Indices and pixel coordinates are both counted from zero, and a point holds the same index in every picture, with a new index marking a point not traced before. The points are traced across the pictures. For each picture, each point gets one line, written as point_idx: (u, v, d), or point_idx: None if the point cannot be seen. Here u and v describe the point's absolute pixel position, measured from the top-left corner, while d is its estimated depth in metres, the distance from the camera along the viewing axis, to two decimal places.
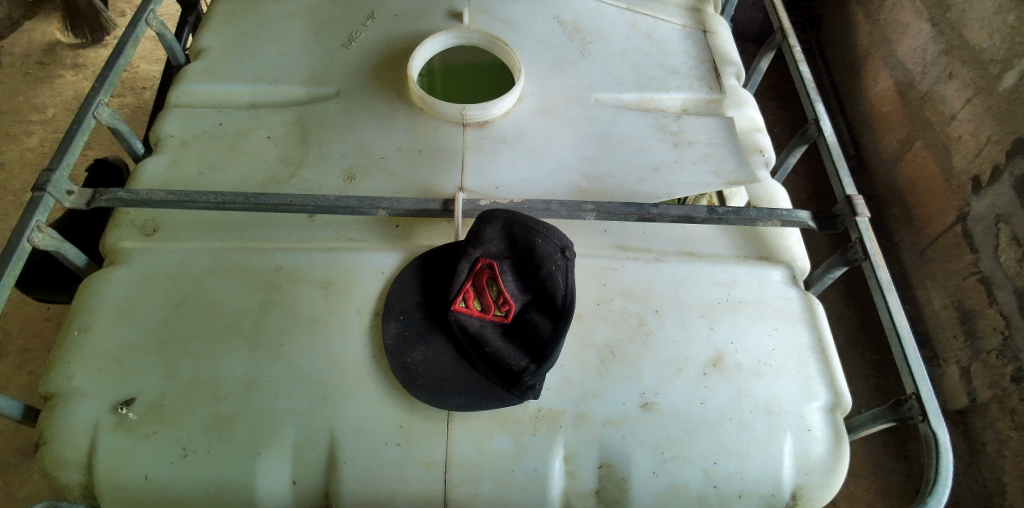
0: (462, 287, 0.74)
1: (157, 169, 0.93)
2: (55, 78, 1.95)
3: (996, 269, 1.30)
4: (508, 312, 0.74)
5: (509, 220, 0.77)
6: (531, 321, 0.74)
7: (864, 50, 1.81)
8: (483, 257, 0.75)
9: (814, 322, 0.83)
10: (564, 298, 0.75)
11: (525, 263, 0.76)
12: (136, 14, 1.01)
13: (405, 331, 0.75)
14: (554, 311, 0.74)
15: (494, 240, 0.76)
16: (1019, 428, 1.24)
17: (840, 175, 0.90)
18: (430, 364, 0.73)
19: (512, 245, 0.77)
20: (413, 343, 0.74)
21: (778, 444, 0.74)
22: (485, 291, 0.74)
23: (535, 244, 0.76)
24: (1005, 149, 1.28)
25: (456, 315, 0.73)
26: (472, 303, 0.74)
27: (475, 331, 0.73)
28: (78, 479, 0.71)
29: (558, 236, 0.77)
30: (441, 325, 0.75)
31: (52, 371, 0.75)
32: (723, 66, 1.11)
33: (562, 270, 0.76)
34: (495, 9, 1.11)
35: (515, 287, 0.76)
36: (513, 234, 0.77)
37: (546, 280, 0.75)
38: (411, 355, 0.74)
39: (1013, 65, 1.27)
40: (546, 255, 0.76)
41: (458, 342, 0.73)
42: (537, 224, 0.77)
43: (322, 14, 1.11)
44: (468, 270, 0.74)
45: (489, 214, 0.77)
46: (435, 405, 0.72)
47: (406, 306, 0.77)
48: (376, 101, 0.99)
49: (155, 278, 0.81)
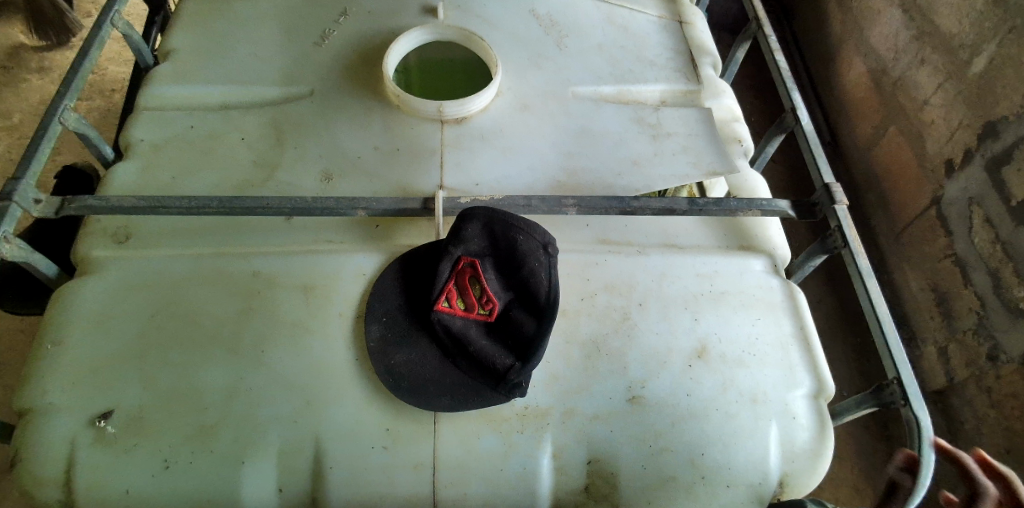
0: (445, 287, 0.73)
1: (128, 175, 0.90)
2: (19, 81, 1.89)
3: (970, 250, 1.33)
4: (492, 311, 0.74)
5: (489, 218, 0.76)
6: (515, 319, 0.74)
7: (837, 37, 1.83)
8: (465, 256, 0.74)
9: (796, 309, 0.84)
10: (549, 296, 0.74)
11: (508, 261, 0.76)
12: (101, 16, 0.98)
13: (387, 333, 0.75)
14: (538, 308, 0.74)
15: (476, 238, 0.76)
16: (994, 406, 1.27)
17: (818, 163, 0.90)
18: (413, 366, 0.72)
19: (493, 243, 0.76)
20: (396, 344, 0.74)
21: (763, 432, 0.75)
22: (468, 290, 0.73)
23: (517, 242, 0.76)
24: (976, 133, 1.30)
25: (438, 315, 0.72)
26: (455, 303, 0.73)
27: (458, 331, 0.72)
28: (57, 496, 0.69)
29: (540, 233, 0.77)
30: (423, 325, 0.74)
31: (26, 386, 0.73)
32: (700, 57, 1.12)
33: (545, 268, 0.76)
34: (469, 4, 1.10)
35: (497, 285, 0.75)
36: (495, 232, 0.76)
37: (529, 277, 0.75)
38: (394, 357, 0.73)
39: (982, 50, 1.29)
40: (528, 252, 0.75)
41: (442, 343, 0.73)
42: (519, 222, 0.76)
43: (294, 11, 1.09)
44: (450, 269, 0.74)
45: (469, 213, 0.77)
46: (421, 407, 0.71)
47: (387, 308, 0.76)
48: (352, 100, 0.98)
49: (129, 288, 0.79)
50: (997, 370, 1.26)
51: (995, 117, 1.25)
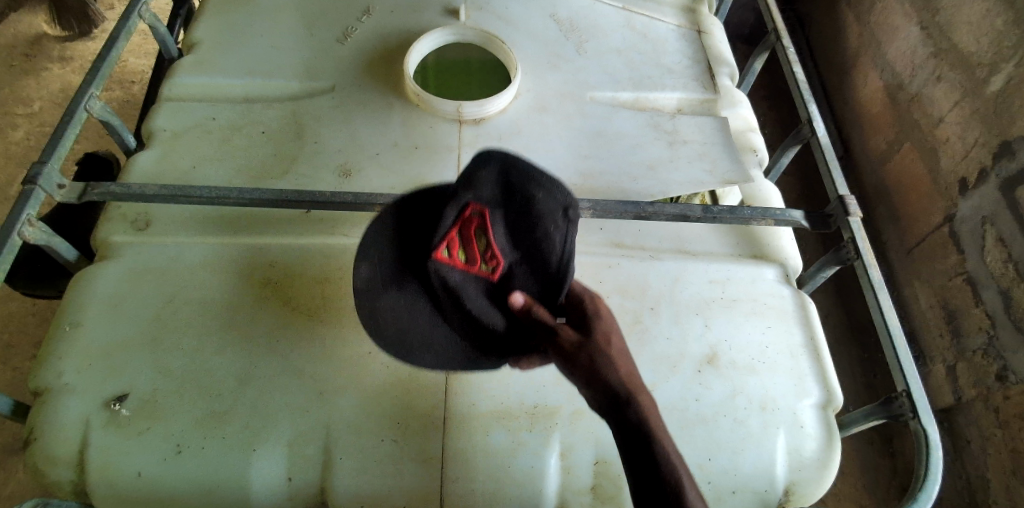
0: (447, 234, 0.59)
1: (149, 164, 0.92)
2: (41, 70, 1.92)
3: (982, 269, 1.32)
4: (496, 269, 0.61)
5: (506, 165, 0.61)
6: (519, 284, 0.62)
7: (854, 51, 1.83)
8: (474, 203, 0.59)
9: (807, 320, 0.84)
10: (564, 267, 0.62)
11: (522, 218, 0.61)
12: (130, 7, 1.00)
13: (376, 272, 0.64)
14: (546, 277, 0.62)
15: (487, 184, 0.60)
16: (1002, 426, 1.26)
17: (833, 174, 0.90)
18: (398, 314, 0.64)
19: (509, 190, 0.60)
20: (382, 285, 0.63)
21: (771, 441, 0.75)
22: (472, 243, 0.60)
23: (534, 198, 0.61)
24: (992, 151, 1.29)
25: (436, 265, 0.60)
26: (456, 254, 0.60)
27: (455, 285, 0.61)
28: (68, 477, 0.70)
29: (562, 192, 0.62)
30: (416, 272, 0.62)
31: (42, 366, 0.74)
32: (718, 66, 1.12)
33: (561, 233, 0.62)
34: (490, 6, 1.11)
35: (506, 240, 0.61)
36: (511, 181, 0.60)
37: (541, 241, 0.61)
38: (381, 298, 0.63)
39: (1000, 69, 1.29)
40: (545, 212, 0.61)
41: (435, 295, 0.62)
42: (539, 174, 0.61)
43: (317, 7, 1.10)
44: (455, 214, 0.59)
45: (485, 154, 0.62)
46: (404, 357, 0.66)
47: (380, 244, 0.65)
48: (371, 97, 0.99)
49: (147, 273, 0.80)
50: (1005, 391, 1.25)
51: (1011, 136, 1.24)
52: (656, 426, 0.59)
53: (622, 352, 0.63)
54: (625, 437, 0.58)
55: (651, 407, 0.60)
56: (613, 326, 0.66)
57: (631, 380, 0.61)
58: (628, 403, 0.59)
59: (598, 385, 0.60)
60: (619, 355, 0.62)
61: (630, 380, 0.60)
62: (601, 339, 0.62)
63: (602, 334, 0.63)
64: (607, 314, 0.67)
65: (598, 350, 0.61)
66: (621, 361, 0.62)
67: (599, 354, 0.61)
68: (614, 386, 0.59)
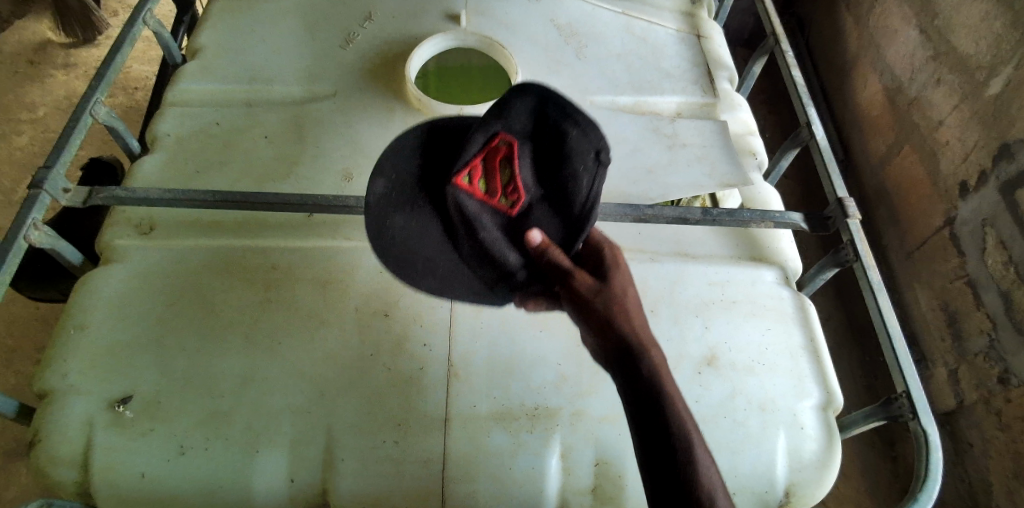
0: (470, 161, 0.58)
1: (153, 168, 0.93)
2: (46, 76, 1.94)
3: (983, 271, 1.32)
4: (516, 204, 0.60)
5: (544, 99, 0.60)
6: (539, 221, 0.60)
7: (853, 55, 1.84)
8: (504, 133, 0.58)
9: (806, 321, 0.85)
10: (587, 211, 0.60)
11: (551, 153, 0.60)
12: (134, 13, 1.01)
13: (390, 192, 0.63)
14: (568, 217, 0.60)
15: (519, 115, 0.60)
16: (1004, 429, 1.26)
17: (832, 177, 0.91)
18: (408, 239, 0.62)
19: (541, 124, 0.60)
20: (394, 206, 0.62)
21: (770, 442, 0.75)
22: (496, 173, 0.59)
23: (567, 135, 0.60)
24: (991, 154, 1.30)
25: (454, 191, 0.58)
26: (477, 182, 0.59)
27: (471, 214, 0.59)
28: (72, 477, 0.71)
29: (597, 135, 0.61)
30: (433, 197, 0.62)
31: (47, 368, 0.74)
32: (717, 70, 1.13)
33: (590, 174, 0.60)
34: (490, 11, 1.12)
35: (531, 174, 0.60)
36: (546, 115, 0.60)
37: (569, 180, 0.60)
38: (389, 218, 0.62)
39: (999, 72, 1.29)
40: (576, 151, 0.60)
41: (449, 222, 0.61)
42: (576, 112, 0.60)
43: (319, 13, 1.11)
44: (482, 142, 0.58)
45: (523, 86, 0.61)
46: (408, 283, 0.64)
47: (400, 165, 0.64)
48: (372, 101, 1.00)
49: (150, 276, 0.81)
50: (1007, 393, 1.25)
51: (1011, 138, 1.25)
52: (666, 381, 0.56)
53: (636, 304, 0.60)
54: (633, 391, 0.55)
55: (662, 362, 0.57)
56: (627, 278, 0.63)
57: (643, 332, 0.58)
58: (638, 354, 0.56)
59: (608, 335, 0.58)
60: (631, 306, 0.60)
61: (642, 332, 0.58)
62: (615, 288, 0.60)
63: (616, 284, 0.61)
64: (623, 265, 0.64)
65: (611, 299, 0.59)
66: (634, 312, 0.59)
67: (611, 302, 0.58)
68: (626, 336, 0.57)
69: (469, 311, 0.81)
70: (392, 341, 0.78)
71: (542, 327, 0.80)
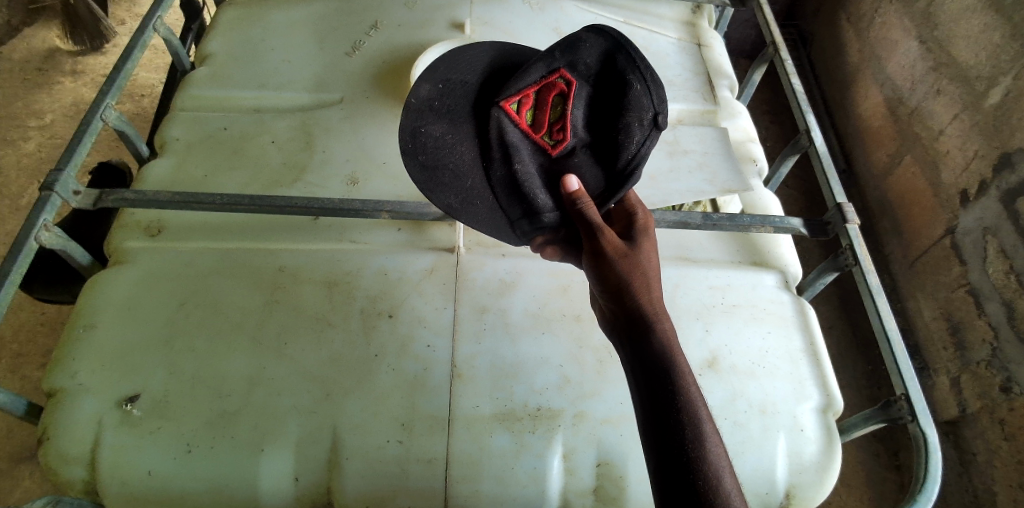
0: (527, 88, 0.64)
1: (162, 172, 0.94)
2: (54, 84, 1.96)
3: (984, 280, 1.33)
4: (559, 142, 0.64)
5: (615, 51, 0.67)
6: (577, 163, 0.64)
7: (855, 66, 1.86)
8: (566, 73, 0.65)
9: (806, 325, 0.85)
10: (630, 166, 0.63)
11: (607, 102, 0.65)
12: (145, 21, 1.02)
13: (434, 101, 0.69)
14: (609, 167, 0.63)
15: (588, 58, 0.66)
16: (1007, 439, 1.27)
17: (831, 183, 0.91)
18: (439, 148, 0.67)
19: (606, 71, 0.66)
20: (436, 115, 0.68)
21: (770, 446, 0.76)
22: (548, 107, 0.64)
23: (627, 89, 0.65)
24: (992, 164, 1.31)
25: (502, 113, 0.64)
26: (525, 111, 0.64)
27: (511, 139, 0.64)
28: (81, 475, 0.72)
29: (659, 97, 0.65)
30: (477, 118, 0.67)
31: (56, 368, 0.75)
32: (718, 79, 1.15)
33: (642, 132, 0.64)
34: (495, 20, 1.14)
35: (582, 117, 0.65)
36: (613, 68, 0.66)
37: (620, 130, 0.63)
38: (430, 126, 0.68)
39: (999, 82, 1.30)
40: (634, 105, 0.64)
41: (486, 143, 0.65)
42: (645, 69, 0.66)
43: (328, 23, 1.13)
44: (543, 74, 0.65)
45: (598, 35, 0.68)
46: (425, 195, 0.66)
47: (454, 83, 0.70)
48: (378, 109, 1.02)
49: (159, 278, 0.82)
50: (1010, 402, 1.25)
51: (1012, 148, 1.26)
52: (678, 358, 0.56)
53: (655, 273, 0.61)
54: (642, 362, 0.56)
55: (675, 335, 0.58)
56: (651, 249, 0.64)
57: (658, 302, 0.59)
58: (651, 325, 0.57)
59: (624, 300, 0.58)
60: (652, 275, 0.60)
61: (657, 304, 0.58)
62: (635, 254, 0.61)
63: (637, 251, 0.61)
64: (648, 237, 0.65)
65: (630, 265, 0.59)
66: (652, 282, 0.60)
67: (630, 269, 0.59)
68: (641, 305, 0.57)
69: (472, 313, 0.82)
70: (396, 342, 0.79)
71: (544, 330, 0.82)
